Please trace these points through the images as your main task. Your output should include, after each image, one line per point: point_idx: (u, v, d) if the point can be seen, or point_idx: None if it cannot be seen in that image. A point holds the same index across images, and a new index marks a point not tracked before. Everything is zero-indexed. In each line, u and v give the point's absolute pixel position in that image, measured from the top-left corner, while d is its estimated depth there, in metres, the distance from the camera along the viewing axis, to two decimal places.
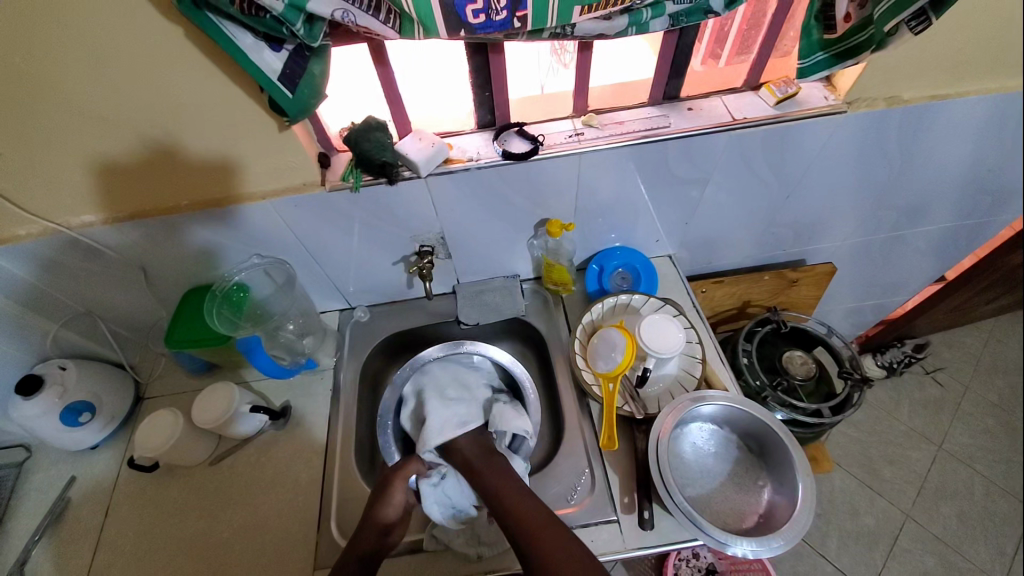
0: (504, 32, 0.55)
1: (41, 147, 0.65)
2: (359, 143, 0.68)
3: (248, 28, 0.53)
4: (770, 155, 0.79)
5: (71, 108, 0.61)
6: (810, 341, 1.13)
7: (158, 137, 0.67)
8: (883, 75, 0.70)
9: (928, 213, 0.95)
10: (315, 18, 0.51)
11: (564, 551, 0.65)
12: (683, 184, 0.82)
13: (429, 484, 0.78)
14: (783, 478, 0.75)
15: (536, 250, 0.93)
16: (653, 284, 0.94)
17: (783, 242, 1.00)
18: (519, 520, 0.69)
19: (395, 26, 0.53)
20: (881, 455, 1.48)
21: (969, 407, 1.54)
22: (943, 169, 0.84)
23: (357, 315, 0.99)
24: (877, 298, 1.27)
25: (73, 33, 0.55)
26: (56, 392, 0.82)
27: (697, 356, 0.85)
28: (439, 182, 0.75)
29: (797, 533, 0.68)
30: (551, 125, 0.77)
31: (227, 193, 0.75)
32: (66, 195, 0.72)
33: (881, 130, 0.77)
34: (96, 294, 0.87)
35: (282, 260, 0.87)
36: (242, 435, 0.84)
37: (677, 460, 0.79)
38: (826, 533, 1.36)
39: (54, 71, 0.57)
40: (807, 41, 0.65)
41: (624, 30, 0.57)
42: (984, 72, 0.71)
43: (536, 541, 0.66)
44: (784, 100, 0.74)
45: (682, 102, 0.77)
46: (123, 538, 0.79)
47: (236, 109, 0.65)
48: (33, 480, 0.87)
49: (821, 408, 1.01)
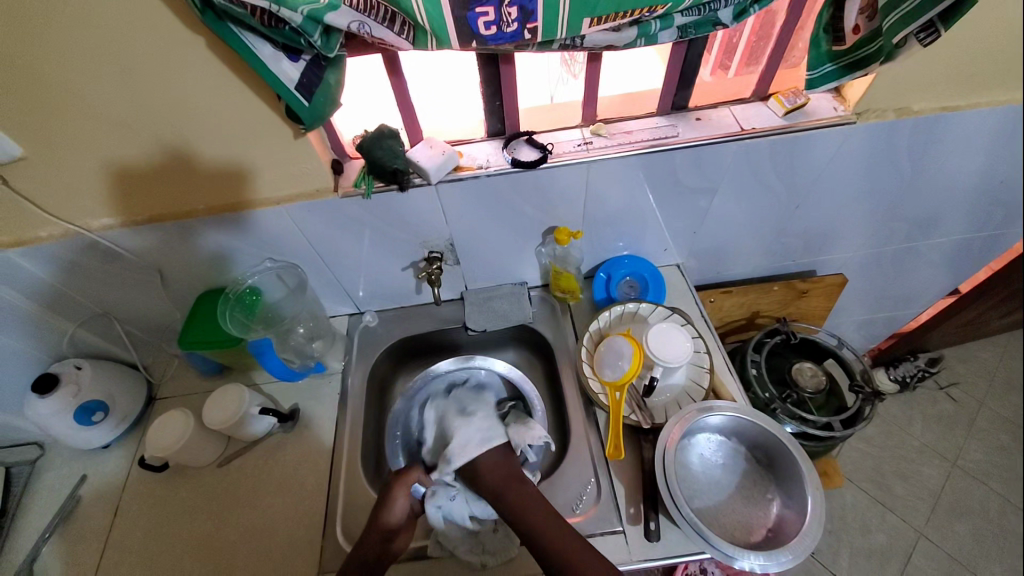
0: (515, 44, 0.56)
1: (66, 151, 0.67)
2: (372, 151, 0.70)
3: (268, 39, 0.55)
4: (779, 165, 0.79)
5: (96, 115, 0.64)
6: (820, 353, 1.12)
7: (176, 142, 0.68)
8: (894, 87, 0.70)
9: (941, 224, 0.94)
10: (332, 29, 0.53)
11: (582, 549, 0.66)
12: (691, 194, 0.82)
13: (434, 505, 0.76)
14: (792, 491, 0.74)
15: (543, 258, 0.94)
16: (660, 293, 0.94)
17: (792, 252, 1.00)
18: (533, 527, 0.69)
19: (409, 37, 0.54)
20: (893, 471, 1.46)
21: (985, 423, 1.51)
22: (956, 180, 0.84)
23: (366, 320, 1.00)
24: (889, 310, 1.26)
25: (101, 42, 0.57)
26: (71, 391, 0.84)
27: (705, 365, 0.84)
28: (449, 190, 0.76)
29: (806, 548, 0.67)
30: (560, 134, 0.78)
31: (241, 198, 0.77)
32: (87, 198, 0.74)
33: (891, 141, 0.77)
34: (111, 295, 0.89)
35: (294, 264, 0.88)
36: (252, 436, 0.86)
37: (684, 471, 0.78)
38: (836, 549, 1.34)
39: (81, 78, 0.60)
40: (815, 53, 0.65)
41: (632, 41, 0.57)
42: (995, 84, 0.71)
43: (554, 546, 0.67)
44: (793, 111, 0.74)
45: (691, 112, 0.78)
46: (131, 538, 0.80)
47: (252, 116, 0.66)
48: (45, 478, 0.88)
49: (831, 421, 1.01)
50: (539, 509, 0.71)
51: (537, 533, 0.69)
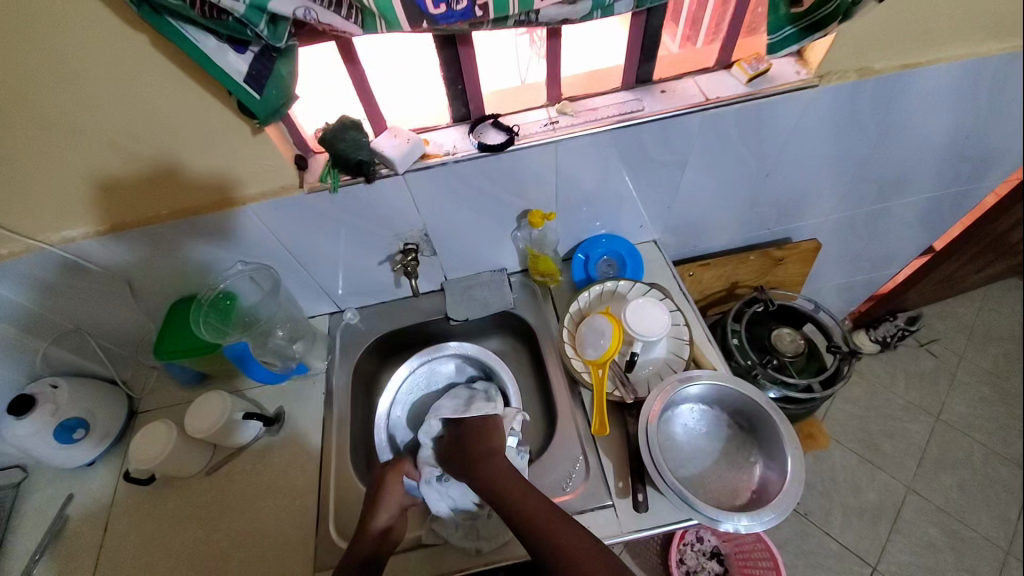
0: (468, 22, 0.55)
1: (18, 164, 0.64)
2: (334, 143, 0.68)
3: (210, 30, 0.53)
4: (746, 133, 0.79)
5: (44, 121, 0.61)
6: (799, 318, 1.14)
7: (130, 147, 0.66)
8: (853, 47, 0.70)
9: (911, 182, 0.95)
10: (278, 18, 0.51)
11: (578, 540, 0.64)
12: (663, 167, 0.82)
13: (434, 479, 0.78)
14: (773, 453, 0.76)
15: (520, 242, 0.94)
16: (638, 270, 0.95)
17: (767, 221, 1.01)
18: (532, 522, 0.66)
19: (357, 20, 0.53)
20: (881, 430, 1.49)
21: (965, 376, 1.55)
22: (921, 138, 0.85)
23: (347, 318, 0.99)
24: (866, 272, 1.28)
25: (37, 45, 0.54)
26: (48, 410, 0.81)
27: (685, 337, 0.85)
28: (417, 179, 0.75)
29: (788, 506, 0.68)
30: (527, 115, 0.77)
31: (206, 201, 0.75)
32: (47, 212, 0.71)
33: (855, 101, 0.77)
34: (83, 311, 0.87)
35: (267, 266, 0.87)
36: (238, 444, 0.85)
37: (669, 442, 0.80)
38: (830, 510, 1.37)
39: (24, 86, 0.57)
40: (774, 16, 0.65)
41: (589, 13, 0.57)
42: (952, 39, 0.71)
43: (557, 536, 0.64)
44: (755, 78, 0.75)
45: (655, 85, 0.77)
46: (124, 552, 0.79)
47: (207, 115, 0.64)
48: (30, 501, 0.86)
49: (812, 383, 1.03)
50: (523, 484, 0.71)
51: (536, 527, 0.65)
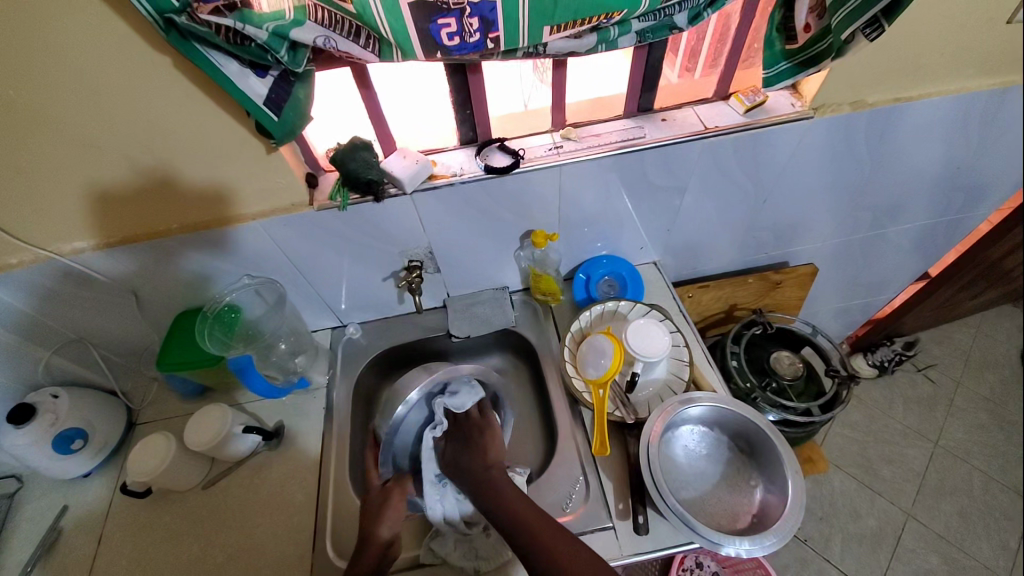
0: (479, 53, 0.57)
1: (36, 176, 0.66)
2: (345, 163, 0.70)
3: (234, 56, 0.55)
4: (744, 160, 0.81)
5: (64, 136, 0.63)
6: (797, 341, 1.15)
7: (148, 163, 0.68)
8: (846, 82, 0.73)
9: (906, 210, 0.97)
10: (298, 45, 0.54)
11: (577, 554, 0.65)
12: (663, 192, 0.85)
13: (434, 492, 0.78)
14: (773, 476, 0.76)
15: (523, 261, 0.95)
16: (638, 291, 0.96)
17: (765, 245, 1.03)
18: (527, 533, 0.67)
19: (375, 49, 0.56)
20: (879, 455, 1.49)
21: (963, 402, 1.56)
22: (915, 167, 0.87)
23: (350, 333, 1.00)
24: (863, 297, 1.29)
25: (65, 67, 0.57)
26: (48, 420, 0.81)
27: (685, 358, 0.87)
28: (425, 199, 0.77)
29: (789, 531, 0.69)
30: (532, 140, 0.79)
31: (216, 217, 0.77)
32: (59, 223, 0.73)
33: (849, 132, 0.80)
34: (89, 321, 0.88)
35: (272, 279, 0.88)
36: (236, 457, 0.84)
37: (669, 464, 0.80)
38: (828, 535, 1.36)
39: (47, 103, 0.59)
40: (770, 52, 0.69)
41: (594, 47, 0.60)
42: (943, 74, 0.74)
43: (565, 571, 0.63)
44: (753, 108, 0.77)
45: (656, 113, 0.80)
46: (115, 566, 0.78)
47: (224, 135, 0.67)
48: (25, 510, 0.86)
49: (811, 407, 1.04)
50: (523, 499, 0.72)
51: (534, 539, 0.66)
